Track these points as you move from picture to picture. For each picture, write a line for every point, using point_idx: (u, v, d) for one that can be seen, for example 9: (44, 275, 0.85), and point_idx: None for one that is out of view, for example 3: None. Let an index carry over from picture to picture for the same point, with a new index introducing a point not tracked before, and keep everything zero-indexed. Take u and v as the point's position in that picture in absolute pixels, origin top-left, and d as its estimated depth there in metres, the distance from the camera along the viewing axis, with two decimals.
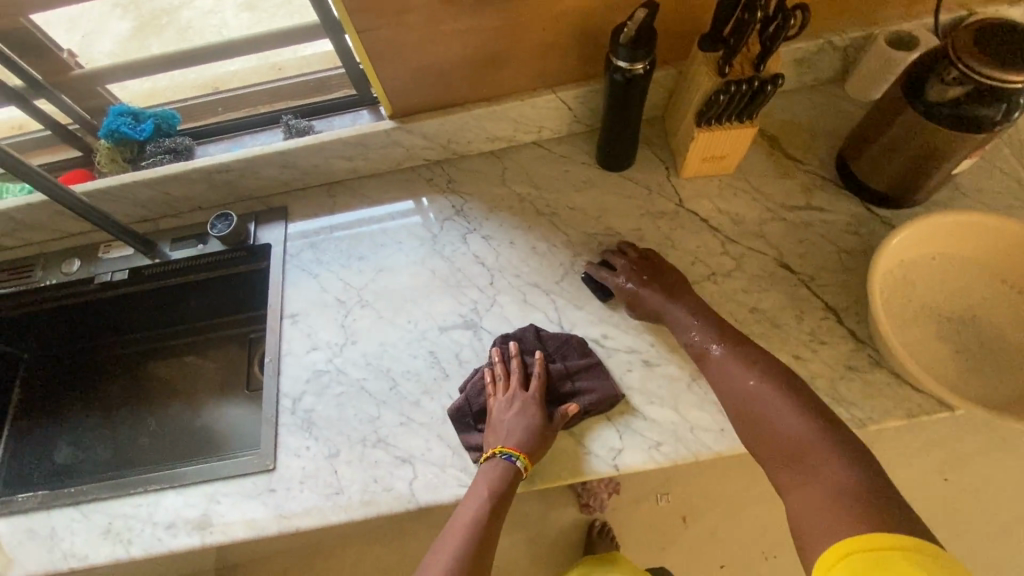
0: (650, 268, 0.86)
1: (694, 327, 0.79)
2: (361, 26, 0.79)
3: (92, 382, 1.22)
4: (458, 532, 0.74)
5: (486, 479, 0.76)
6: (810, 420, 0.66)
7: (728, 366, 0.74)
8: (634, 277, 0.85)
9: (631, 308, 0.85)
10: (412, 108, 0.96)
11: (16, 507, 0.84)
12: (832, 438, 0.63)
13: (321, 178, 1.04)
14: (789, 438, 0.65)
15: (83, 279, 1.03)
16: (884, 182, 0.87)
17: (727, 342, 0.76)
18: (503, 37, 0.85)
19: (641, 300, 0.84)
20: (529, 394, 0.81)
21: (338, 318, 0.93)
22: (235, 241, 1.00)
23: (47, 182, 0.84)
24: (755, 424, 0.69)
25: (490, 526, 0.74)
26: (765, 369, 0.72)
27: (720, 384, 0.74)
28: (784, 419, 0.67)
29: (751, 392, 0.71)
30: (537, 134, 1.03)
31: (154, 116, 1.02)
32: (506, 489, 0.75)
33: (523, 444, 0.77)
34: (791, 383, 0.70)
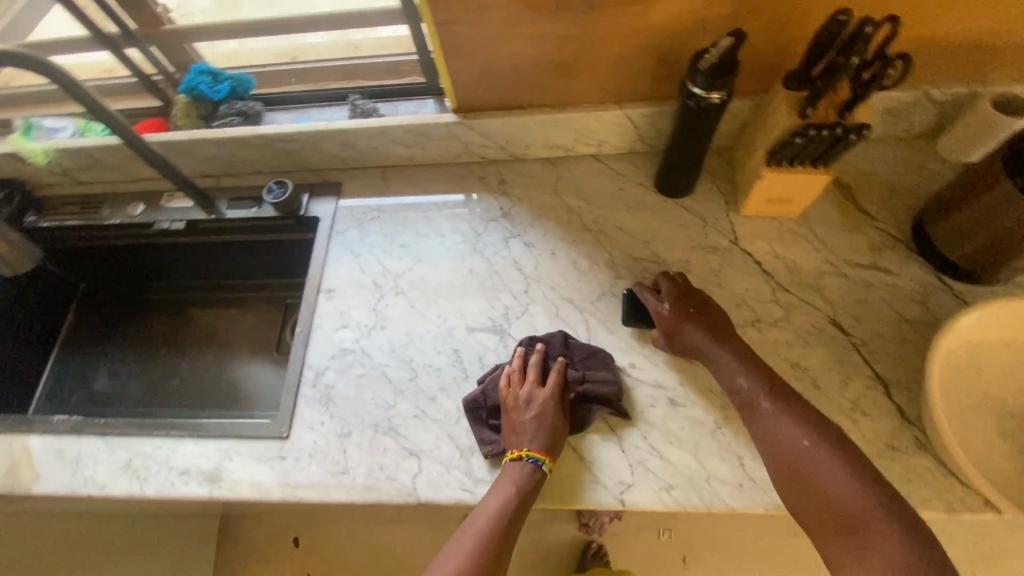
0: (694, 301, 0.82)
1: (741, 373, 0.75)
2: (440, 17, 0.78)
3: (136, 319, 1.28)
4: (480, 523, 0.72)
5: (512, 473, 0.74)
6: (867, 489, 0.63)
7: (778, 421, 0.70)
8: (676, 307, 0.81)
9: (669, 339, 0.82)
10: (476, 104, 0.95)
11: (50, 427, 0.89)
12: (891, 511, 0.61)
13: (377, 161, 1.05)
14: (845, 508, 0.62)
15: (144, 224, 1.07)
16: (965, 254, 0.81)
17: (775, 396, 0.72)
18: (579, 46, 0.83)
19: (683, 334, 0.80)
20: (546, 392, 0.79)
21: (372, 301, 0.94)
22: (287, 210, 1.02)
23: (123, 126, 0.88)
24: (807, 488, 0.65)
25: (512, 523, 0.72)
26: (817, 427, 0.68)
27: (766, 439, 0.70)
28: (841, 487, 0.63)
29: (803, 453, 0.67)
30: (597, 148, 1.00)
31: (230, 78, 1.06)
32: (532, 486, 0.74)
33: (548, 443, 0.76)
34: (844, 446, 0.66)
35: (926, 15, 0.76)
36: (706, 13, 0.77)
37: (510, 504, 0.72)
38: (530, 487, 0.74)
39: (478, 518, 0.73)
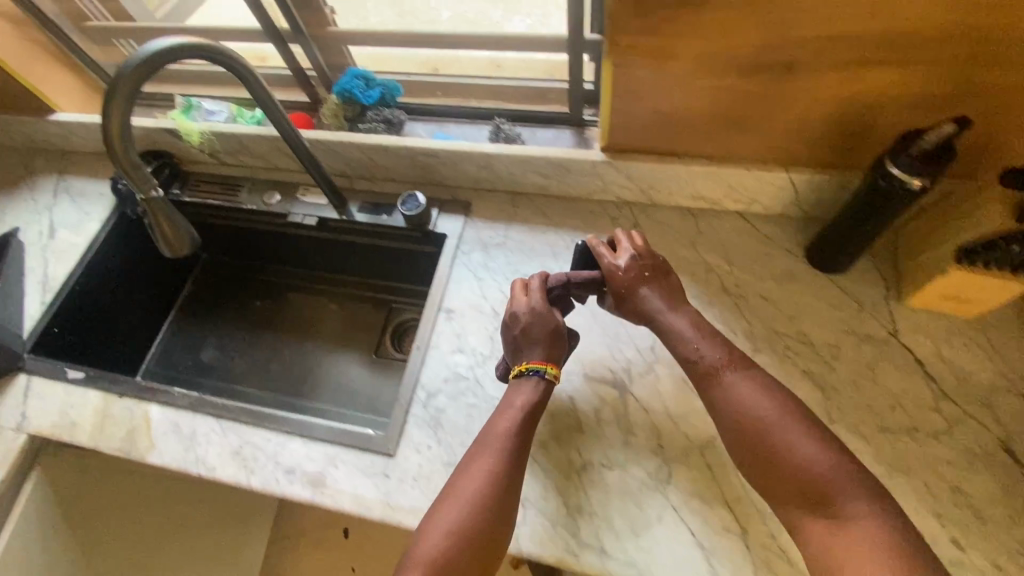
0: (649, 264, 0.76)
1: (698, 340, 0.71)
2: (620, 60, 0.75)
3: (240, 297, 1.31)
4: (495, 450, 0.71)
5: (522, 392, 0.75)
6: (836, 459, 0.62)
7: (741, 393, 0.67)
8: (636, 263, 0.76)
9: (621, 299, 0.76)
10: (628, 146, 0.91)
11: (171, 400, 0.93)
12: (860, 480, 0.61)
13: (510, 186, 1.04)
14: (817, 475, 0.61)
15: (278, 213, 1.11)
16: None
17: (735, 363, 0.69)
18: (761, 107, 0.77)
19: (637, 294, 0.75)
20: (530, 301, 0.77)
21: (490, 328, 0.92)
22: (416, 223, 1.03)
23: (291, 130, 0.90)
24: (775, 462, 0.63)
25: (521, 445, 0.72)
26: (781, 397, 0.66)
27: (730, 411, 0.67)
28: (813, 455, 0.62)
29: (768, 424, 0.64)
30: (746, 206, 0.95)
31: (382, 85, 1.07)
32: (539, 402, 0.75)
33: (552, 357, 0.76)
34: (806, 415, 0.65)
35: None
36: (917, 91, 0.70)
37: (516, 426, 0.72)
38: (534, 407, 0.75)
39: (488, 451, 0.71)
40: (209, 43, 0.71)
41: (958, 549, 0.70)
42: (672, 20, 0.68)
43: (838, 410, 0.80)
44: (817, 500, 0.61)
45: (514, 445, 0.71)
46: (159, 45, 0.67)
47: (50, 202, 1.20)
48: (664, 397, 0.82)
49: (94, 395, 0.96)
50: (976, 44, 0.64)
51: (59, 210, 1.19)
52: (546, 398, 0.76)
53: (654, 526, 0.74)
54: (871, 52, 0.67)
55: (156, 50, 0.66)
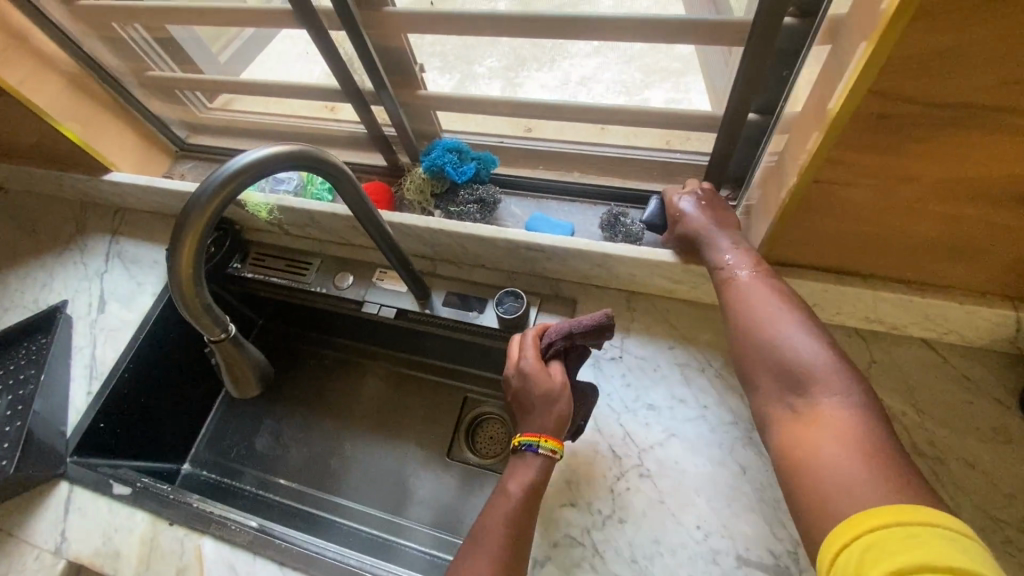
0: (708, 202, 0.78)
1: (730, 250, 0.73)
2: (822, 175, 0.57)
3: (298, 373, 1.18)
4: (492, 550, 0.60)
5: (517, 476, 0.66)
6: (831, 356, 0.60)
7: (751, 289, 0.68)
8: (695, 200, 0.79)
9: (676, 223, 0.79)
10: (792, 260, 0.73)
11: (229, 534, 0.79)
12: (849, 379, 0.58)
13: (626, 286, 0.87)
14: (801, 363, 0.60)
15: (350, 299, 0.96)
16: None
17: (759, 270, 0.70)
18: (1007, 241, 0.58)
19: (688, 218, 0.77)
20: (520, 364, 0.73)
21: (608, 478, 0.75)
22: (514, 327, 0.87)
23: (374, 219, 0.73)
24: (767, 351, 0.63)
25: (519, 538, 0.63)
26: (791, 300, 0.66)
27: (735, 305, 0.68)
28: (805, 347, 0.61)
29: (766, 314, 0.65)
30: (936, 335, 0.75)
31: (476, 159, 0.92)
32: (536, 481, 0.66)
33: (554, 428, 0.69)
34: (811, 318, 0.64)
35: None
36: None
37: (509, 518, 0.63)
38: (532, 492, 0.66)
39: (482, 546, 0.61)
40: (303, 150, 0.58)
41: None
42: (922, 141, 0.50)
43: None
44: (793, 385, 0.60)
45: (509, 539, 0.62)
46: (238, 163, 0.53)
47: (101, 268, 1.09)
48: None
49: (141, 516, 0.83)
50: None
51: (110, 278, 1.08)
52: (542, 478, 0.67)
53: None
54: None
55: (234, 170, 0.52)
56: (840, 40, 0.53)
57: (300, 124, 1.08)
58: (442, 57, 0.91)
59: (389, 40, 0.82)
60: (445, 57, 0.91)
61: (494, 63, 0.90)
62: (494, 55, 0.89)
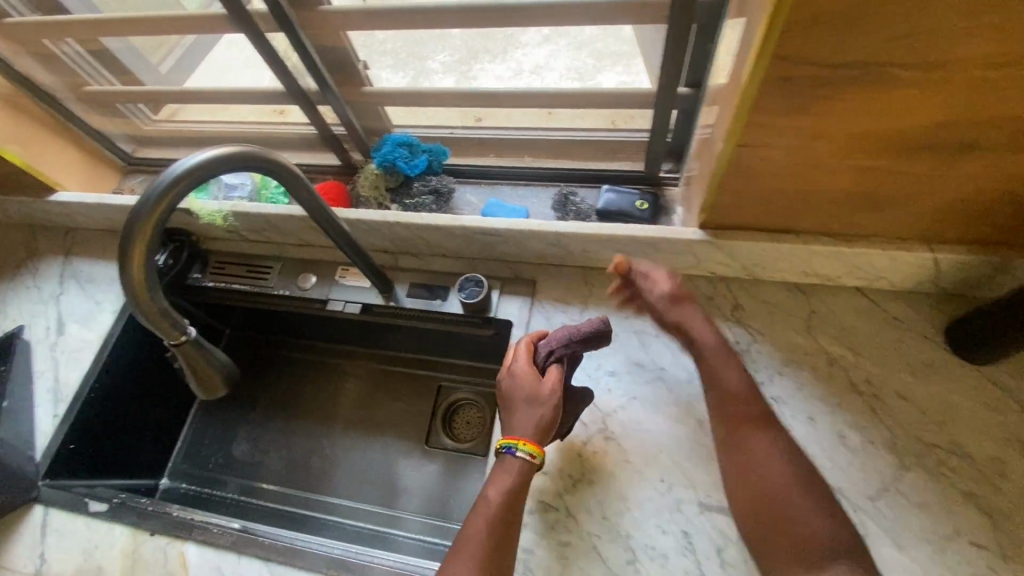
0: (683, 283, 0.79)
1: (738, 380, 0.72)
2: (745, 139, 0.61)
3: (272, 378, 1.18)
4: (471, 558, 0.62)
5: (497, 482, 0.67)
6: (838, 533, 0.62)
7: (761, 450, 0.67)
8: (671, 278, 0.78)
9: (668, 306, 0.77)
10: (732, 223, 0.77)
11: (211, 538, 0.80)
12: (859, 558, 0.60)
13: (581, 262, 0.91)
14: (812, 542, 0.61)
15: (314, 299, 0.97)
16: None
17: (761, 421, 0.69)
18: (914, 187, 0.63)
19: (682, 309, 0.77)
20: (513, 366, 0.74)
21: (577, 444, 0.79)
22: (478, 311, 0.89)
23: (327, 215, 0.74)
24: (780, 518, 0.63)
25: (498, 543, 0.64)
26: (797, 463, 0.66)
27: (741, 464, 0.67)
28: (812, 526, 0.62)
29: (781, 484, 0.64)
30: (867, 283, 0.81)
31: (427, 151, 0.94)
32: (513, 486, 0.67)
33: (537, 430, 0.70)
34: (819, 487, 0.65)
35: None
36: None
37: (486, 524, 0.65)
38: (511, 501, 0.66)
39: (461, 552, 0.63)
40: (250, 152, 0.59)
41: None
42: (828, 100, 0.54)
43: (1009, 542, 0.66)
44: (804, 560, 0.61)
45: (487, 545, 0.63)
46: (179, 168, 0.54)
47: (56, 290, 1.08)
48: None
49: (120, 531, 0.84)
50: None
51: (67, 299, 1.06)
52: (521, 483, 0.68)
53: None
54: None
55: (178, 175, 0.53)
56: (747, 12, 0.57)
57: (250, 130, 1.08)
58: (394, 57, 0.94)
59: (329, 38, 0.83)
60: (396, 56, 0.94)
61: (446, 58, 0.94)
62: (444, 50, 0.94)
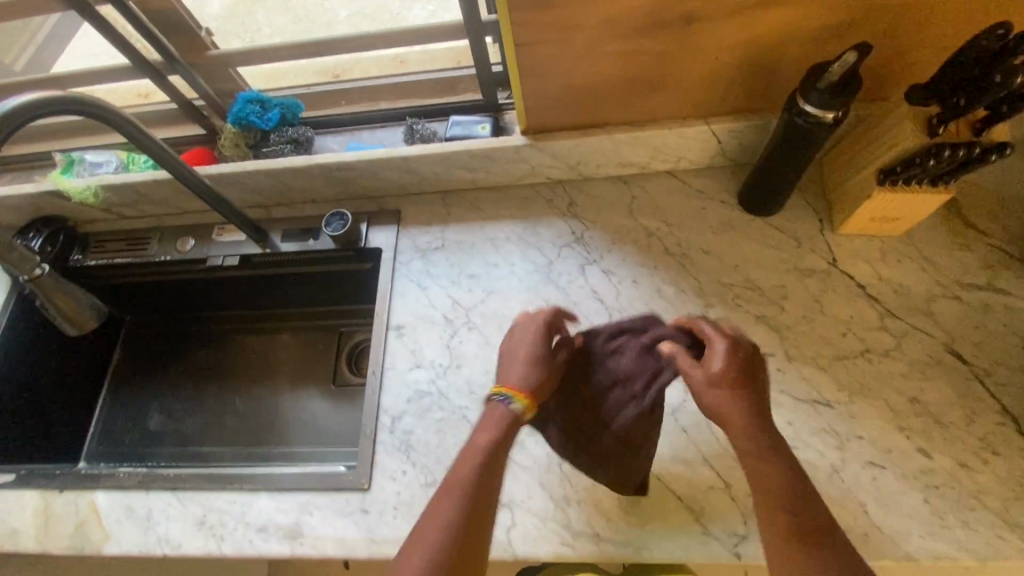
0: (745, 361, 0.62)
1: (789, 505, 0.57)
2: (520, 39, 0.72)
3: (180, 352, 1.23)
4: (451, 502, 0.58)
5: (482, 431, 0.63)
6: None
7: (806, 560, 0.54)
8: (733, 351, 0.63)
9: (703, 390, 0.62)
10: (547, 125, 0.89)
11: (118, 482, 0.86)
12: None
13: (438, 187, 1.00)
14: None
15: (196, 259, 1.04)
16: None
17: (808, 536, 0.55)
18: (671, 63, 0.76)
19: (723, 399, 0.61)
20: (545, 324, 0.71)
21: (444, 337, 0.89)
22: (347, 242, 0.97)
23: (182, 166, 0.81)
24: None
25: (484, 499, 0.59)
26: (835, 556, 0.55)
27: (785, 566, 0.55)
28: None
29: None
30: (674, 164, 0.94)
31: (280, 105, 1.01)
32: (495, 436, 0.63)
33: (523, 379, 0.66)
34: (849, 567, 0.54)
35: None
36: (816, 23, 0.70)
37: (474, 477, 0.60)
38: (495, 456, 0.61)
39: (444, 504, 0.58)
40: (80, 98, 0.66)
41: (926, 458, 0.72)
42: None
43: (793, 346, 0.80)
44: None
45: (472, 505, 0.59)
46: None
47: None
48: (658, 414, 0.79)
49: (30, 494, 0.88)
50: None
51: None
52: (502, 435, 0.63)
53: (643, 500, 0.75)
54: None
55: None
56: None
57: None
58: (283, 36, 1.02)
59: (159, 3, 0.89)
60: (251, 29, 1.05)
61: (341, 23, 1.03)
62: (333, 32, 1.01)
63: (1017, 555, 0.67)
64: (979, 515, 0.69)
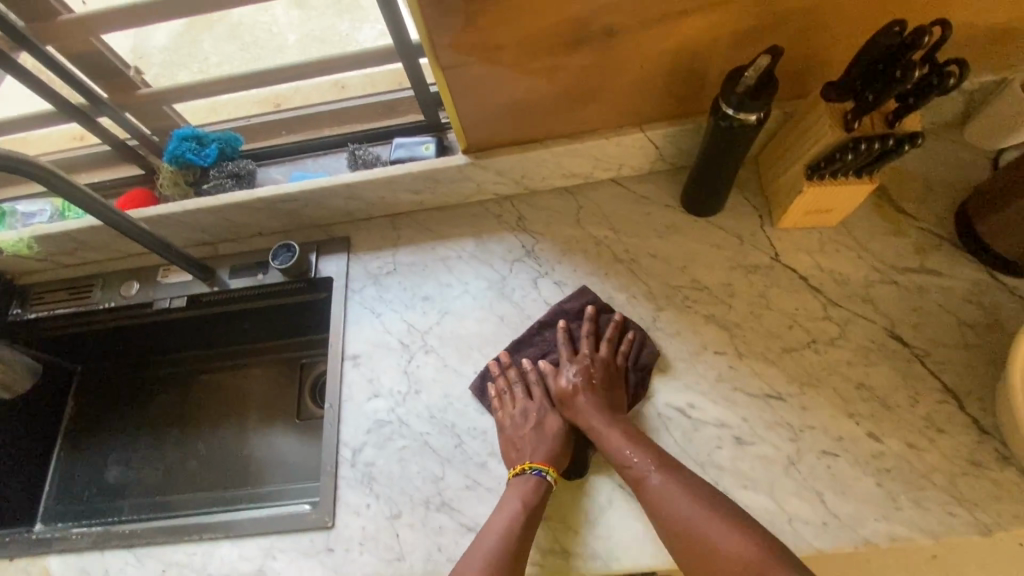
0: (588, 372, 0.80)
1: (631, 446, 0.72)
2: (446, 62, 0.72)
3: (136, 398, 1.19)
4: (489, 540, 0.68)
5: (519, 490, 0.72)
6: (746, 534, 0.62)
7: (669, 493, 0.67)
8: (582, 368, 0.80)
9: (566, 407, 0.79)
10: (487, 143, 0.89)
11: (70, 545, 0.82)
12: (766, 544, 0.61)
13: (386, 210, 0.99)
14: (732, 562, 0.60)
15: (142, 303, 1.01)
16: (1010, 245, 0.79)
17: (661, 464, 0.70)
18: (599, 75, 0.77)
19: (580, 406, 0.77)
20: (536, 402, 0.80)
21: (401, 363, 0.88)
22: (297, 274, 0.96)
23: (100, 206, 0.77)
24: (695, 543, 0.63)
25: (521, 544, 0.68)
26: (695, 488, 0.67)
27: (661, 513, 0.67)
28: (727, 541, 0.62)
29: (687, 518, 0.65)
30: (616, 172, 0.95)
31: (217, 140, 0.99)
32: (537, 501, 0.72)
33: (542, 450, 0.76)
34: (712, 494, 0.67)
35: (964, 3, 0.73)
36: (732, 28, 0.72)
37: (518, 519, 0.69)
38: (533, 508, 0.71)
39: (484, 543, 0.68)
40: None
41: (877, 442, 0.74)
42: (483, 14, 0.66)
43: (742, 342, 0.82)
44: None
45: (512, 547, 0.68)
46: None
47: None
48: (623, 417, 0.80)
49: None
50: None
51: None
52: (539, 497, 0.72)
53: (608, 510, 0.75)
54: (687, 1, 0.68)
55: None
56: None
57: (43, 157, 1.07)
58: (230, 66, 1.01)
59: (79, 47, 0.86)
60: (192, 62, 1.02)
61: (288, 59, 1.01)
62: (283, 58, 0.99)
63: (967, 529, 0.69)
64: (929, 494, 0.71)
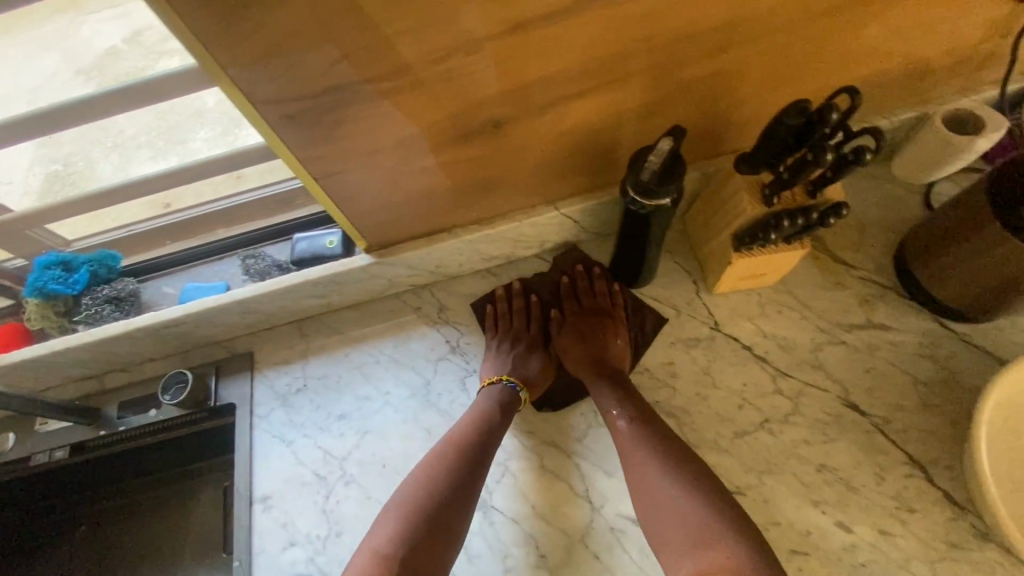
0: (592, 321, 0.81)
1: (612, 394, 0.74)
2: (319, 173, 0.64)
3: (37, 554, 1.03)
4: (449, 439, 0.72)
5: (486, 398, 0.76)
6: (704, 500, 0.62)
7: (633, 447, 0.68)
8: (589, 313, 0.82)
9: (563, 349, 0.82)
10: (390, 239, 0.80)
11: None
12: (722, 511, 0.61)
13: (290, 317, 0.89)
14: (687, 524, 0.61)
15: (19, 459, 0.88)
16: (951, 292, 0.73)
17: (641, 418, 0.71)
18: (496, 163, 0.70)
19: (575, 349, 0.80)
20: (530, 333, 0.84)
21: (319, 500, 0.77)
22: (193, 405, 0.84)
23: None
24: (653, 504, 0.64)
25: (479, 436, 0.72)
26: (663, 446, 0.68)
27: (625, 462, 0.69)
28: (686, 502, 0.62)
29: (648, 474, 0.66)
30: (539, 248, 0.88)
31: (88, 262, 0.88)
32: (503, 409, 0.75)
33: (520, 371, 0.79)
34: (682, 454, 0.67)
35: (872, 52, 0.68)
36: (632, 102, 0.65)
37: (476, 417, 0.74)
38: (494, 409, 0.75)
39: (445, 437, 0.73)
40: None
41: (847, 532, 0.67)
42: (346, 124, 0.58)
43: (693, 430, 0.75)
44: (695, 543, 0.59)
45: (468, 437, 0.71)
46: None
47: None
48: (559, 504, 0.74)
49: None
50: (681, 40, 0.59)
51: None
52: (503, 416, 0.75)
53: None
54: (577, 85, 0.61)
55: None
56: None
57: None
58: (151, 147, 0.85)
59: None
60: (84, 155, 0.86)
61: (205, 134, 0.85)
62: (202, 127, 0.85)
63: None
64: None
